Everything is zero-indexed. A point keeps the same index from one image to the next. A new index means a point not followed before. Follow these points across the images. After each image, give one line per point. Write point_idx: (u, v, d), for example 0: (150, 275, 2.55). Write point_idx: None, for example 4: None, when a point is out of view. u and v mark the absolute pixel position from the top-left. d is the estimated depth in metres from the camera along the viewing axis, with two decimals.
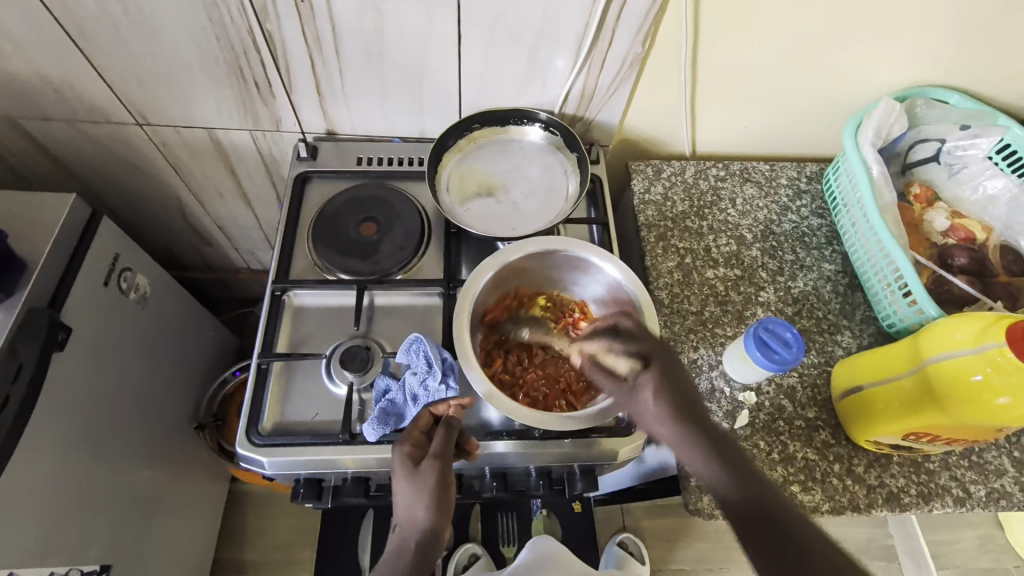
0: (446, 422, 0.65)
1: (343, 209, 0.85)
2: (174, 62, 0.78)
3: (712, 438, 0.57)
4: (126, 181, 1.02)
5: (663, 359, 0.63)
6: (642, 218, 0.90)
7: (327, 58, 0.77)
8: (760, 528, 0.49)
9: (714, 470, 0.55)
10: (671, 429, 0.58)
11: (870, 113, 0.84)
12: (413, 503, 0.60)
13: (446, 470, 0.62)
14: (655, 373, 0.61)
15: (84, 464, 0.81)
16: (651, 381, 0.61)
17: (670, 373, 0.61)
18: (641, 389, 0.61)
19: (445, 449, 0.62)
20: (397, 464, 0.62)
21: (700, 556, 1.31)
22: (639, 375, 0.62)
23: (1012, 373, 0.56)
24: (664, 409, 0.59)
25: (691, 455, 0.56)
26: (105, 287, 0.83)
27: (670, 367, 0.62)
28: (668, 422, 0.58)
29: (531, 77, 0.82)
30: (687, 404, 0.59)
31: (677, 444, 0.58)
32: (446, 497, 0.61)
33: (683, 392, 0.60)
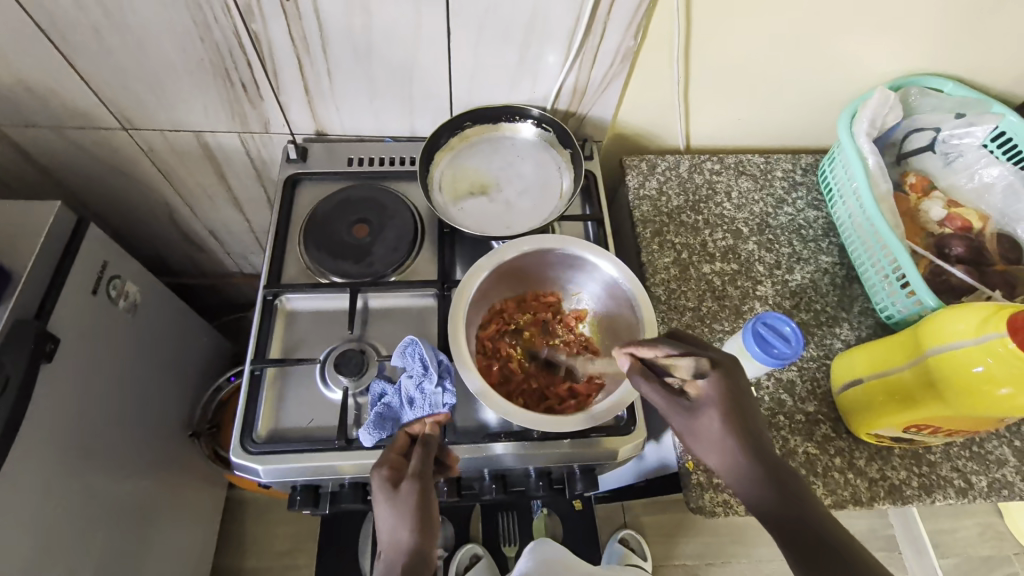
0: (422, 440, 0.62)
1: (334, 211, 0.83)
2: (158, 65, 0.76)
3: (772, 461, 0.49)
4: (113, 188, 1.00)
5: (733, 369, 0.54)
6: (637, 213, 0.89)
7: (314, 57, 0.76)
8: (810, 545, 0.44)
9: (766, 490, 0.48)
10: (728, 452, 0.50)
11: (864, 102, 0.83)
12: (396, 527, 0.56)
13: (428, 489, 0.58)
14: (720, 385, 0.52)
15: (77, 476, 0.80)
16: (715, 395, 0.52)
17: (738, 386, 0.53)
18: (703, 407, 0.52)
19: (424, 468, 0.60)
20: (376, 491, 0.58)
21: (702, 551, 1.31)
22: (700, 386, 0.53)
23: (1013, 364, 0.55)
24: (725, 429, 0.51)
25: (745, 478, 0.49)
26: (93, 296, 0.82)
27: (739, 381, 0.53)
28: (726, 443, 0.51)
29: (522, 73, 0.80)
30: (749, 423, 0.51)
31: (732, 468, 0.50)
32: (431, 518, 0.57)
33: (750, 415, 0.52)
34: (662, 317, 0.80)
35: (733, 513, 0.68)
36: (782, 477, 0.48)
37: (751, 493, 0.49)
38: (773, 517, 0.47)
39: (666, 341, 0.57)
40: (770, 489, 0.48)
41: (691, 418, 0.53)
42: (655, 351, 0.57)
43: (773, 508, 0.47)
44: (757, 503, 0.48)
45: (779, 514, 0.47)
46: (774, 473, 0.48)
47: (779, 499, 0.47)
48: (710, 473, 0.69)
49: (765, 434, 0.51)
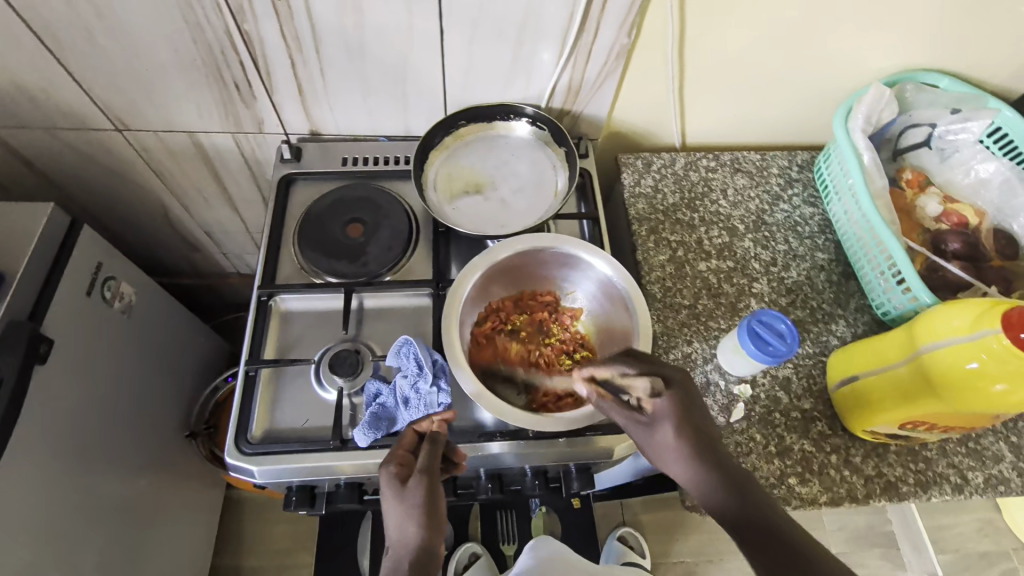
0: (430, 438, 0.63)
1: (329, 211, 0.83)
2: (150, 65, 0.76)
3: (728, 470, 0.52)
4: (108, 189, 1.00)
5: (684, 382, 0.56)
6: (633, 211, 0.88)
7: (307, 57, 0.75)
8: (767, 545, 0.46)
9: (723, 498, 0.50)
10: (687, 466, 0.52)
11: (860, 98, 0.82)
12: (403, 523, 0.56)
13: (436, 484, 0.59)
14: (674, 399, 0.55)
15: (74, 477, 0.80)
16: (669, 409, 0.54)
17: (690, 398, 0.55)
18: (659, 420, 0.55)
19: (433, 463, 0.60)
20: (384, 487, 0.59)
21: (701, 548, 1.31)
22: (655, 402, 0.55)
23: (1007, 360, 0.55)
24: (679, 444, 0.53)
25: (705, 489, 0.51)
26: (88, 298, 0.82)
27: (692, 392, 0.56)
28: (683, 457, 0.53)
29: (516, 72, 0.80)
30: (703, 434, 0.54)
31: (691, 481, 0.52)
32: (437, 514, 0.57)
33: (703, 426, 0.54)
34: (658, 315, 0.80)
35: None
36: (735, 484, 0.50)
37: (710, 503, 0.51)
38: (733, 523, 0.49)
39: (617, 360, 0.59)
40: (726, 495, 0.50)
41: (649, 433, 0.55)
42: (610, 369, 0.59)
43: (731, 514, 0.49)
44: (718, 509, 0.50)
45: (737, 519, 0.49)
46: (728, 481, 0.51)
47: (735, 505, 0.49)
48: None
49: (719, 444, 0.54)
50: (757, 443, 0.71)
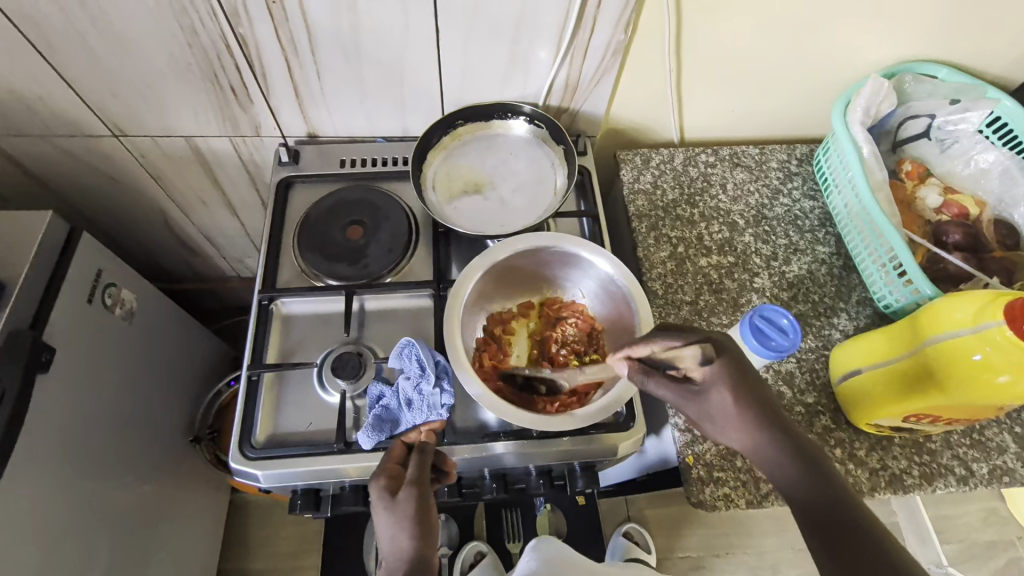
0: (418, 448, 0.63)
1: (327, 214, 0.83)
2: (146, 71, 0.76)
3: (791, 440, 0.52)
4: (106, 194, 0.99)
5: (733, 349, 0.55)
6: (632, 208, 0.88)
7: (303, 59, 0.75)
8: (831, 524, 0.47)
9: (791, 471, 0.51)
10: (753, 434, 0.53)
11: (858, 91, 0.82)
12: (396, 534, 0.56)
13: (426, 495, 0.59)
14: (728, 368, 0.53)
15: (79, 484, 0.80)
16: (724, 378, 0.53)
17: (743, 365, 0.54)
18: (711, 390, 0.54)
19: (422, 475, 0.60)
20: (374, 499, 0.59)
21: (705, 543, 1.31)
22: (706, 372, 0.54)
23: (1011, 352, 0.55)
24: (741, 411, 0.53)
25: (768, 455, 0.52)
26: (90, 304, 0.82)
27: (737, 351, 0.55)
28: (748, 426, 0.53)
29: (513, 70, 0.80)
30: (765, 403, 0.53)
31: (756, 447, 0.53)
32: (429, 522, 0.57)
33: (757, 392, 0.54)
34: (659, 312, 0.80)
35: (734, 506, 0.68)
36: (803, 454, 0.51)
37: (779, 474, 0.51)
38: (799, 498, 0.50)
39: (659, 335, 0.57)
40: (795, 468, 0.51)
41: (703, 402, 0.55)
42: (651, 346, 0.57)
43: (798, 485, 0.50)
44: (787, 481, 0.51)
45: (804, 498, 0.50)
46: (796, 452, 0.51)
47: (803, 479, 0.50)
48: (710, 467, 0.69)
49: (781, 412, 0.54)
50: None
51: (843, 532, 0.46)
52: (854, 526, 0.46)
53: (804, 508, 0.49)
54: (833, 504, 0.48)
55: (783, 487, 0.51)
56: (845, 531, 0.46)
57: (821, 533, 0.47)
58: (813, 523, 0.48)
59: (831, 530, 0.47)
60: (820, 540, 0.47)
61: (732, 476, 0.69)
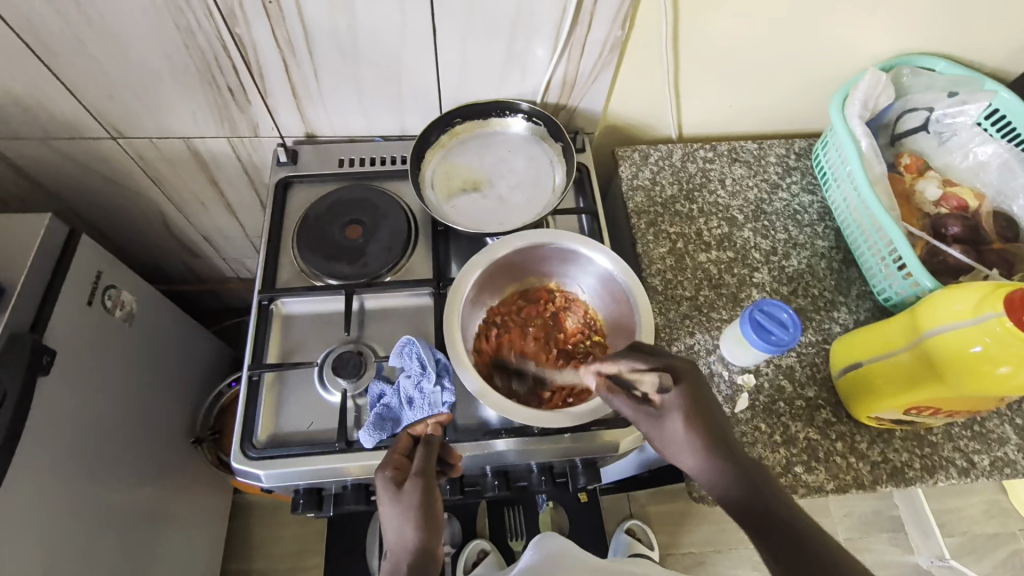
0: (424, 441, 0.62)
1: (327, 213, 0.83)
2: (143, 72, 0.76)
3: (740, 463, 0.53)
4: (106, 197, 0.99)
5: (694, 377, 0.57)
6: (631, 204, 0.88)
7: (300, 58, 0.75)
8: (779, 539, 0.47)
9: (735, 489, 0.51)
10: (699, 458, 0.54)
11: (856, 84, 0.82)
12: (402, 526, 0.56)
13: (431, 487, 0.59)
14: (684, 394, 0.55)
15: (81, 487, 0.80)
16: (679, 404, 0.55)
17: (701, 390, 0.56)
18: (667, 413, 0.56)
19: (426, 466, 0.60)
20: (380, 490, 0.59)
21: (708, 539, 1.31)
22: (665, 396, 0.56)
23: (1011, 343, 0.55)
24: (691, 434, 0.54)
25: (715, 479, 0.53)
26: (89, 307, 0.82)
27: (700, 383, 0.57)
28: (697, 449, 0.54)
29: (510, 67, 0.80)
30: (716, 427, 0.55)
31: (703, 469, 0.54)
32: (434, 515, 0.57)
33: (711, 419, 0.55)
34: (659, 308, 0.80)
35: None
36: (748, 475, 0.52)
37: (723, 494, 0.52)
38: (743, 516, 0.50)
39: (625, 355, 0.59)
40: (738, 486, 0.51)
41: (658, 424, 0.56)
42: (618, 364, 0.59)
43: (740, 503, 0.51)
44: (729, 498, 0.51)
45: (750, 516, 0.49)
46: (739, 472, 0.52)
47: (746, 496, 0.50)
48: None
49: (733, 437, 0.55)
50: (762, 432, 0.71)
51: (786, 537, 0.46)
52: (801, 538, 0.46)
53: (748, 521, 0.49)
54: (774, 511, 0.49)
55: (727, 505, 0.51)
56: (788, 533, 0.46)
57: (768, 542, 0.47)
58: (760, 531, 0.48)
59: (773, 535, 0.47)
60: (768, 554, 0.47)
61: None
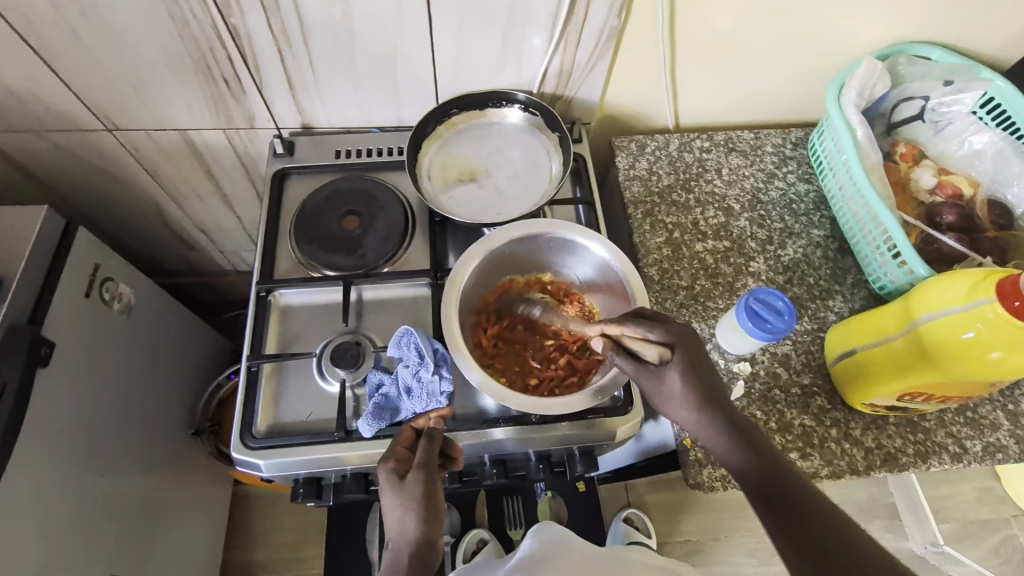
0: (427, 434, 0.63)
1: (324, 204, 0.83)
2: (138, 64, 0.76)
3: (738, 425, 0.53)
4: (101, 189, 0.99)
5: (693, 343, 0.56)
6: (628, 194, 0.89)
7: (296, 49, 0.75)
8: (782, 504, 0.47)
9: (734, 453, 0.52)
10: (696, 415, 0.54)
11: (852, 73, 0.82)
12: (402, 517, 0.57)
13: (433, 479, 0.59)
14: (682, 355, 0.55)
15: (81, 478, 0.81)
16: (678, 364, 0.55)
17: (697, 348, 0.56)
18: (665, 373, 0.56)
19: (429, 459, 0.60)
20: (382, 483, 0.60)
21: (705, 526, 1.33)
22: (664, 358, 0.56)
23: (1003, 329, 0.55)
24: (690, 392, 0.54)
25: (714, 438, 0.53)
26: (87, 299, 0.82)
27: (700, 349, 0.56)
28: (693, 407, 0.54)
29: (507, 57, 0.79)
30: (710, 388, 0.54)
31: (699, 426, 0.54)
32: (435, 506, 0.58)
33: (708, 381, 0.55)
34: (656, 297, 0.81)
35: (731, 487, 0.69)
36: (749, 439, 0.52)
37: (724, 456, 0.53)
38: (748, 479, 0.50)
39: (631, 321, 0.59)
40: (735, 448, 0.52)
41: (658, 382, 0.57)
42: (622, 329, 0.59)
43: (740, 465, 0.51)
44: (729, 460, 0.52)
45: (756, 478, 0.49)
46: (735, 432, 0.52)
47: (748, 462, 0.50)
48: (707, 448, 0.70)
49: (729, 399, 0.55)
50: (758, 419, 0.72)
51: (792, 512, 0.46)
52: (800, 500, 0.46)
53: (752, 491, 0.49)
54: (783, 488, 0.48)
55: (726, 466, 0.52)
56: (799, 514, 0.45)
57: (777, 517, 0.46)
58: (768, 508, 0.47)
59: (784, 512, 0.46)
60: (771, 518, 0.47)
61: None
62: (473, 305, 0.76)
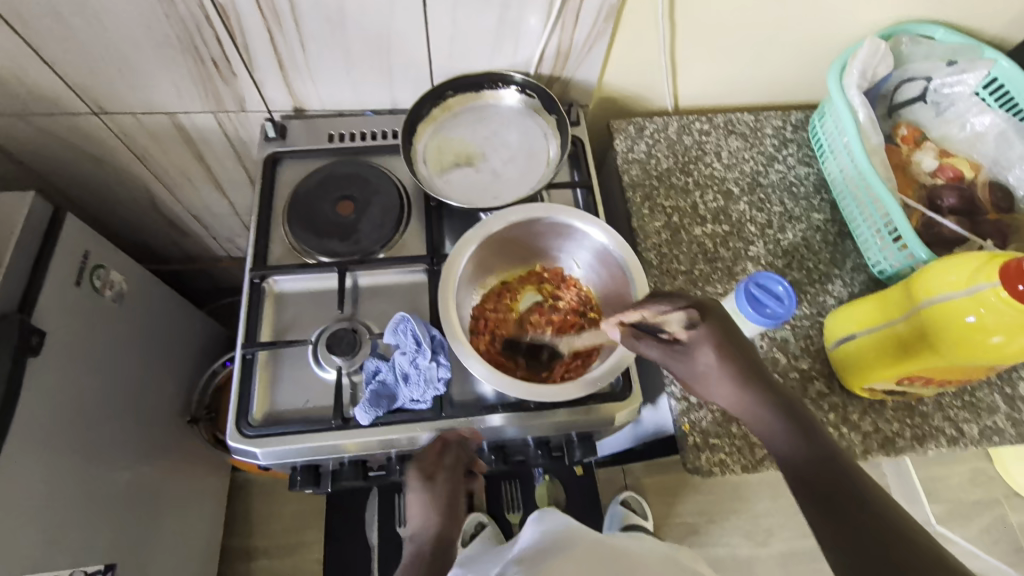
0: (456, 441, 0.72)
1: (317, 189, 0.82)
2: (124, 45, 0.73)
3: (779, 402, 0.53)
4: (89, 175, 0.97)
5: (721, 314, 0.56)
6: (627, 178, 0.87)
7: (286, 29, 0.73)
8: (822, 482, 0.47)
9: (783, 439, 0.51)
10: (736, 393, 0.54)
11: (855, 53, 0.81)
12: (425, 513, 0.73)
13: (456, 488, 0.73)
14: (712, 328, 0.55)
15: (77, 466, 0.80)
16: (710, 338, 0.55)
17: (729, 328, 0.55)
18: (698, 348, 0.55)
19: (456, 465, 0.73)
20: (411, 483, 0.72)
21: (702, 509, 1.34)
22: (692, 332, 0.55)
23: (1005, 313, 0.55)
24: (729, 369, 0.54)
25: (756, 416, 0.53)
26: (78, 287, 0.81)
27: (729, 320, 0.56)
28: (733, 384, 0.54)
29: (504, 37, 0.78)
30: (749, 362, 0.55)
31: (742, 408, 0.54)
32: (453, 509, 0.74)
33: (744, 356, 0.55)
34: (655, 282, 0.80)
35: (729, 472, 0.69)
36: (793, 418, 0.52)
37: (765, 435, 0.52)
38: (790, 459, 0.50)
39: (647, 302, 0.59)
40: (783, 433, 0.51)
41: (688, 361, 0.56)
42: (641, 312, 0.58)
43: (782, 444, 0.51)
44: (777, 444, 0.51)
45: (798, 458, 0.49)
46: (782, 415, 0.52)
47: (790, 443, 0.50)
48: (705, 433, 0.70)
49: (768, 373, 0.55)
50: None
51: (831, 491, 0.46)
52: (842, 479, 0.46)
53: (801, 480, 0.49)
54: (827, 469, 0.47)
55: (774, 450, 0.51)
56: (838, 492, 0.46)
57: (816, 497, 0.46)
58: (806, 486, 0.48)
59: (834, 505, 0.45)
60: (809, 496, 0.47)
61: (728, 442, 0.70)
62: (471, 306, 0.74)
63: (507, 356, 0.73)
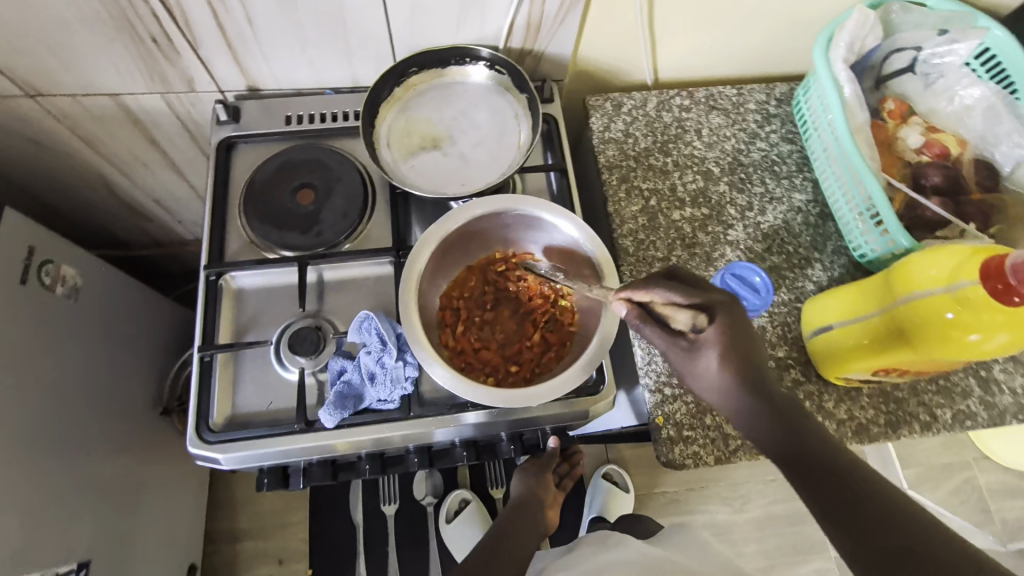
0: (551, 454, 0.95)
1: (275, 178, 0.77)
2: (50, 22, 0.67)
3: (775, 400, 0.49)
4: (34, 161, 0.91)
5: (730, 310, 0.51)
6: (603, 158, 0.83)
7: (229, 4, 0.67)
8: (822, 480, 0.45)
9: (779, 440, 0.48)
10: (730, 395, 0.51)
11: (842, 23, 0.76)
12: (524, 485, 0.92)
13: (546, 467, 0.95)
14: (721, 328, 0.50)
15: (43, 467, 0.78)
16: (717, 339, 0.50)
17: (741, 326, 0.50)
18: (702, 350, 0.51)
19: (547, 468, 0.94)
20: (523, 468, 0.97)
21: (682, 479, 1.36)
22: (700, 332, 0.51)
23: (983, 311, 0.53)
24: (727, 371, 0.50)
25: (748, 418, 0.50)
26: (24, 286, 0.77)
27: (740, 316, 0.51)
28: (729, 385, 0.50)
29: (468, 8, 0.72)
30: (752, 364, 0.50)
31: (733, 407, 0.51)
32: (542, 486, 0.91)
33: (748, 357, 0.50)
34: (630, 270, 0.77)
35: (703, 463, 0.69)
36: (788, 419, 0.48)
37: (753, 434, 0.50)
38: (783, 455, 0.47)
39: (661, 286, 0.53)
40: (781, 434, 0.48)
41: (689, 359, 0.52)
42: (650, 295, 0.53)
43: (774, 444, 0.48)
44: (762, 440, 0.49)
45: (790, 455, 0.47)
46: (782, 416, 0.48)
47: (782, 442, 0.48)
48: (680, 426, 0.69)
49: (768, 373, 0.51)
50: None
51: (835, 485, 0.44)
52: (843, 473, 0.45)
53: (797, 477, 0.46)
54: (825, 464, 0.45)
55: (760, 445, 0.49)
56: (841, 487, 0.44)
57: (817, 494, 0.44)
58: (806, 481, 0.45)
59: (842, 507, 0.43)
60: (809, 493, 0.45)
61: (702, 434, 0.69)
62: (437, 300, 0.72)
63: (474, 347, 0.70)
